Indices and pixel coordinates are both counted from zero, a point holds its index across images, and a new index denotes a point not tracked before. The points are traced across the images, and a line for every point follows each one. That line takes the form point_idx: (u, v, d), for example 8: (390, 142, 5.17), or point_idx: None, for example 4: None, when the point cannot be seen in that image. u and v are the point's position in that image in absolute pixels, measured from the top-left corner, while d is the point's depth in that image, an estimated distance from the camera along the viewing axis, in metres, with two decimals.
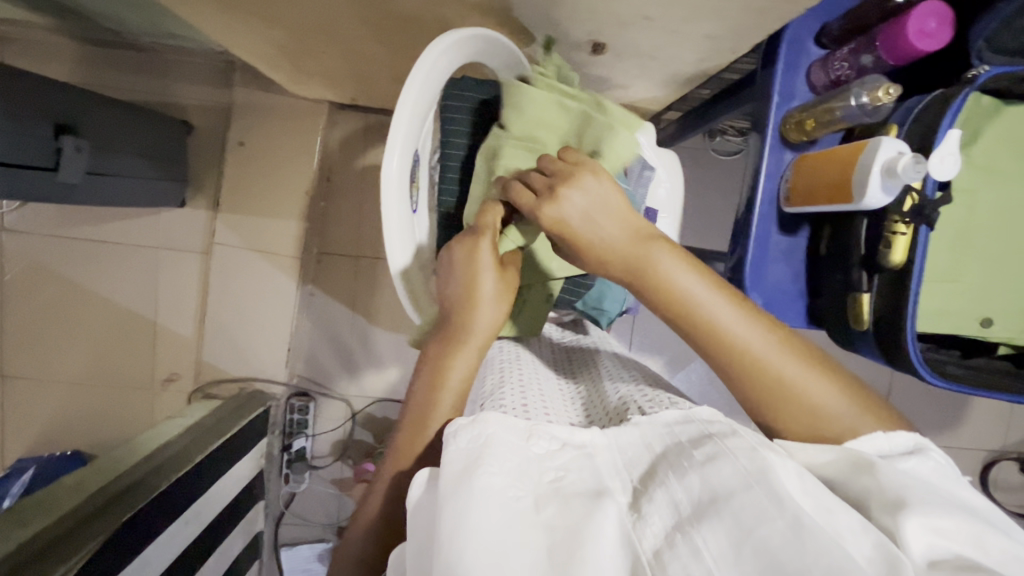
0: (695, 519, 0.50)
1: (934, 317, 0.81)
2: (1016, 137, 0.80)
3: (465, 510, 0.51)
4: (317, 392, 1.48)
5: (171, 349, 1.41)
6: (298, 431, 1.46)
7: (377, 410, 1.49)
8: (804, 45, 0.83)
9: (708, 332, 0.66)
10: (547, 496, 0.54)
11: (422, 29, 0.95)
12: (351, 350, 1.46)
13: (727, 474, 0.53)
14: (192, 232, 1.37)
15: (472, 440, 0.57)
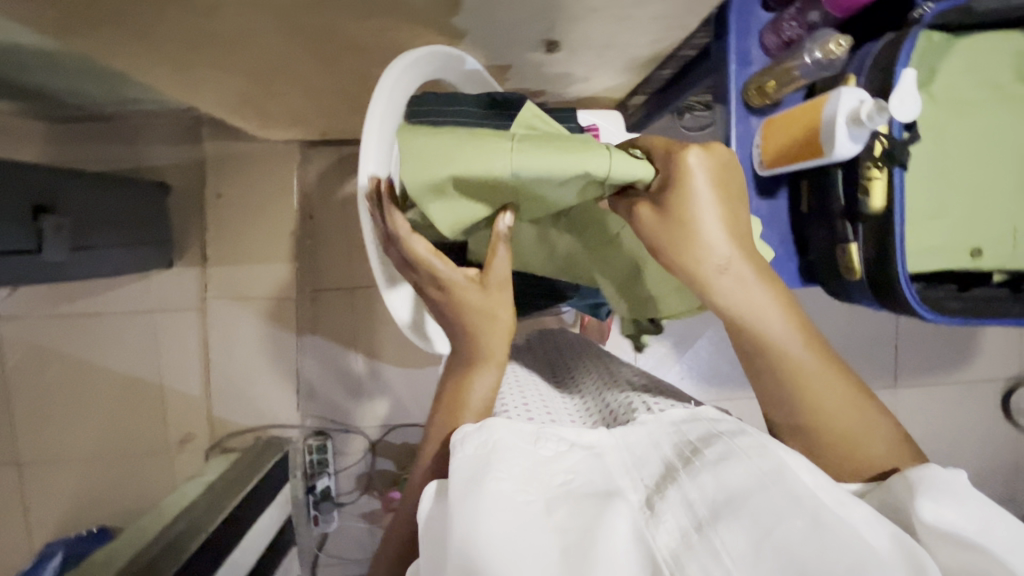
0: (724, 530, 0.41)
1: (922, 259, 0.67)
2: (982, 65, 0.67)
3: (484, 508, 0.44)
4: (333, 429, 1.46)
5: (181, 409, 1.45)
6: (319, 471, 1.43)
7: (395, 437, 1.46)
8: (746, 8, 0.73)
9: (788, 373, 0.53)
10: (558, 499, 0.46)
11: (375, 57, 0.86)
12: (359, 382, 1.45)
13: (725, 481, 0.44)
14: (185, 292, 1.43)
15: (481, 445, 0.49)
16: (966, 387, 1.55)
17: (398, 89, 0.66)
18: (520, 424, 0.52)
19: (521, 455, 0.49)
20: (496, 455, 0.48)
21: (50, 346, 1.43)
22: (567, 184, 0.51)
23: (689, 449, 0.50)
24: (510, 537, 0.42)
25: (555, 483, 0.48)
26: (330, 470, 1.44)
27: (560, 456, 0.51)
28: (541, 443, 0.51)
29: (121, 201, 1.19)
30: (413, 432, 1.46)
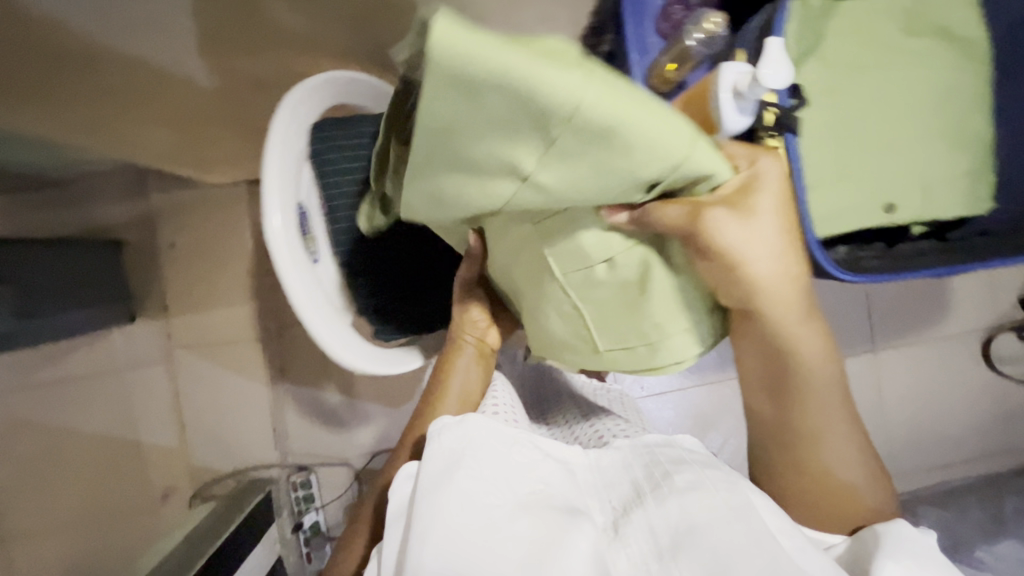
0: (658, 559, 0.53)
1: (835, 220, 0.70)
2: (862, 27, 0.72)
3: (454, 501, 0.56)
4: (316, 464, 1.45)
5: (160, 463, 1.44)
6: (306, 506, 1.43)
7: (380, 464, 1.46)
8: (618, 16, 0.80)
9: (813, 444, 0.69)
10: (529, 503, 0.58)
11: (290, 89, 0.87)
12: (336, 413, 1.45)
13: (672, 511, 0.55)
14: (152, 345, 1.43)
15: (459, 442, 0.61)
16: (945, 341, 1.55)
17: (297, 119, 0.69)
18: (498, 432, 0.63)
19: (498, 462, 0.60)
20: (475, 459, 0.59)
21: (23, 416, 1.42)
22: (598, 164, 0.41)
23: (656, 478, 0.60)
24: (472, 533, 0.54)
25: (527, 491, 0.59)
26: (317, 504, 1.43)
27: (531, 466, 0.62)
28: (516, 451, 0.62)
29: (73, 261, 1.19)
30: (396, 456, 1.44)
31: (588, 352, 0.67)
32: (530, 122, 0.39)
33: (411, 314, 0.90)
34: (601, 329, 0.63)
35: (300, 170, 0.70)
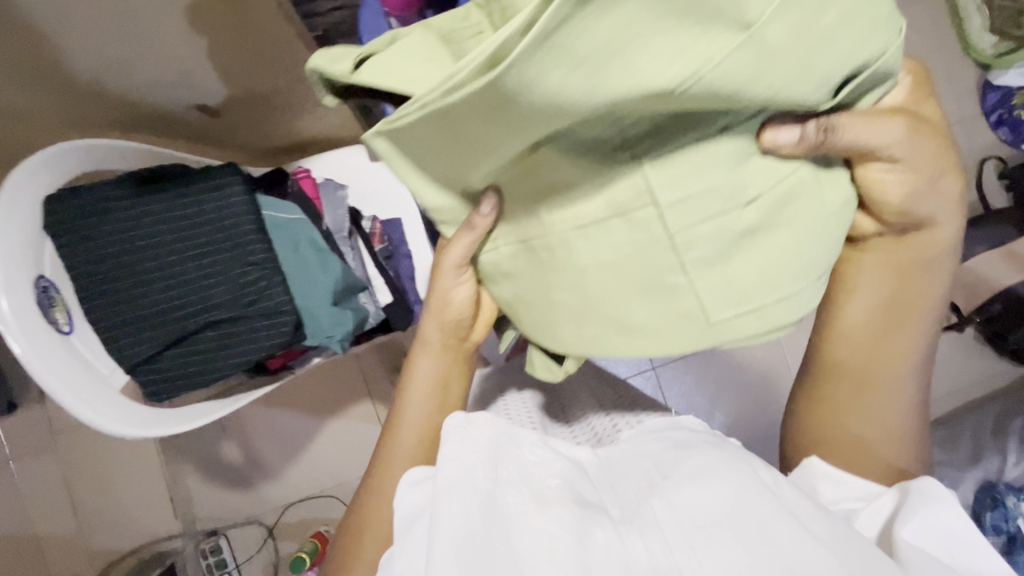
0: (679, 539, 0.43)
1: None
2: None
3: (455, 503, 0.48)
4: (227, 526, 1.24)
5: (56, 558, 1.16)
6: (219, 573, 1.21)
7: (306, 511, 1.25)
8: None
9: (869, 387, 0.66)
10: (552, 500, 0.48)
11: None
12: (244, 463, 1.25)
13: (684, 501, 0.46)
14: (17, 423, 1.17)
15: (464, 441, 0.54)
16: None
17: (32, 173, 0.61)
18: (507, 428, 0.56)
19: (509, 463, 0.52)
20: (483, 457, 0.52)
21: None
22: (762, 62, 0.39)
23: (666, 465, 0.52)
24: (472, 529, 0.46)
25: (541, 487, 0.50)
26: (231, 568, 1.21)
27: (544, 463, 0.53)
28: (527, 449, 0.55)
29: None
30: (328, 502, 1.25)
31: (630, 336, 0.54)
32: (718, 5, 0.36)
33: (198, 373, 0.66)
34: (652, 296, 0.52)
35: (19, 230, 0.59)
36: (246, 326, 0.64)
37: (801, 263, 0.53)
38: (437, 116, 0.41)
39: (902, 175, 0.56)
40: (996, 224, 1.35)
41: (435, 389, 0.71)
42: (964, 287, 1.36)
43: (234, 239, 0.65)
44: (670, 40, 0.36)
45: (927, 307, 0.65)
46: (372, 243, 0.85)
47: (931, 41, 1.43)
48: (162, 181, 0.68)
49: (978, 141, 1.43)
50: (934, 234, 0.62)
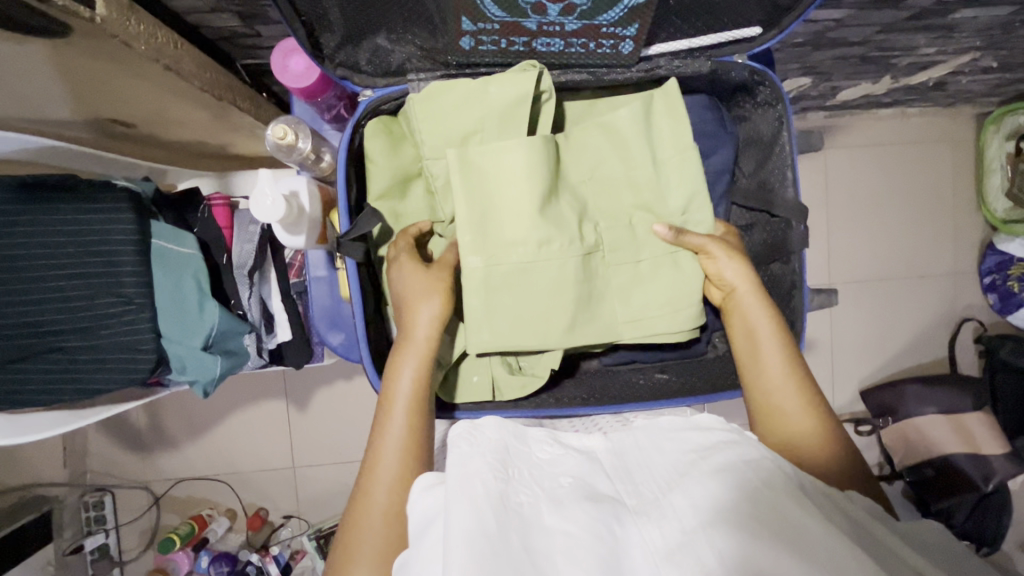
0: (707, 531, 0.41)
1: (567, 332, 0.68)
2: (667, 119, 0.69)
3: (472, 507, 0.43)
4: (116, 483, 1.27)
5: None
6: (95, 528, 1.24)
7: (193, 489, 1.27)
8: (314, 93, 0.70)
9: (801, 403, 0.63)
10: (569, 498, 0.45)
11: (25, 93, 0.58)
12: (140, 430, 1.26)
13: (703, 496, 0.44)
14: None
15: (472, 443, 0.49)
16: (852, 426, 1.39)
17: None
18: (515, 424, 0.53)
19: (522, 461, 0.49)
20: (496, 453, 0.49)
21: None
22: (677, 154, 0.70)
23: (685, 464, 0.48)
24: (492, 534, 0.41)
25: (556, 487, 0.47)
26: (109, 526, 1.24)
27: (555, 461, 0.50)
28: (536, 446, 0.52)
29: None
30: (215, 485, 1.27)
31: (546, 330, 0.68)
32: (629, 158, 0.71)
33: (44, 392, 0.68)
34: (564, 296, 0.68)
35: None
36: (127, 358, 0.69)
37: (659, 310, 0.70)
38: (486, 153, 0.65)
39: (739, 266, 0.67)
40: (955, 388, 1.25)
41: (420, 399, 0.63)
42: (902, 443, 1.27)
43: (118, 281, 0.68)
44: (599, 156, 0.71)
45: (757, 312, 0.66)
46: (287, 275, 0.81)
47: (943, 186, 1.34)
48: (44, 191, 0.66)
49: (964, 299, 1.36)
50: (749, 300, 0.67)
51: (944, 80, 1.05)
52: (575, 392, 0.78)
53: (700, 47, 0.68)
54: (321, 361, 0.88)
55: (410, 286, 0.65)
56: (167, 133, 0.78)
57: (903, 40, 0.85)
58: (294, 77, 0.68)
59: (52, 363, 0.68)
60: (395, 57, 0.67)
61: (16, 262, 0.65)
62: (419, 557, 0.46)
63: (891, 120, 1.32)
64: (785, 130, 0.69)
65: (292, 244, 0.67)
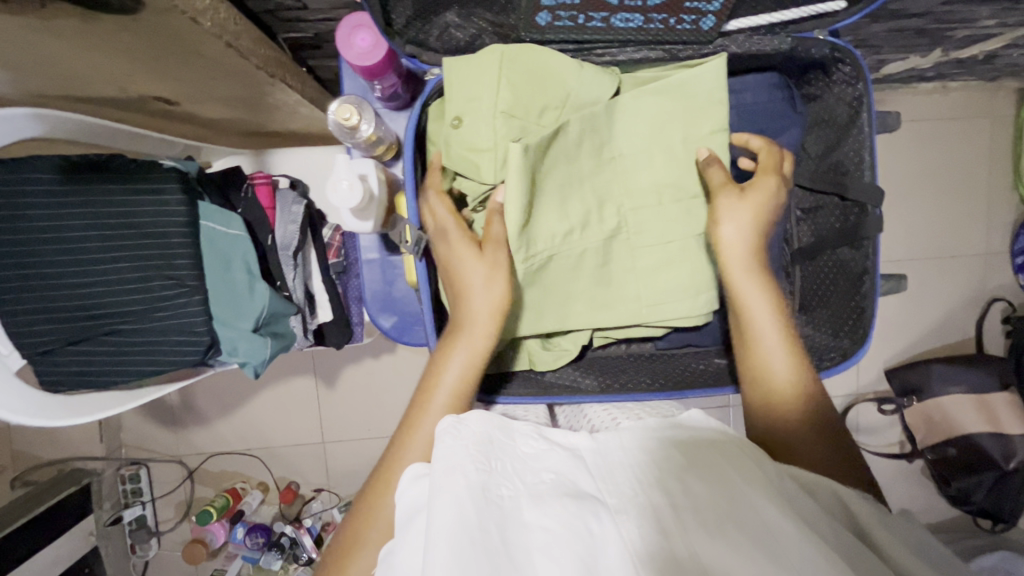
0: (682, 530, 0.42)
1: (586, 311, 0.70)
2: (700, 91, 0.65)
3: (453, 499, 0.43)
4: (150, 457, 1.29)
5: None
6: (133, 500, 1.27)
7: (226, 462, 1.30)
8: (375, 73, 0.68)
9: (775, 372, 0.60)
10: (545, 495, 0.45)
11: (79, 73, 0.57)
12: (173, 407, 1.28)
13: (683, 495, 0.45)
14: None
15: (457, 436, 0.49)
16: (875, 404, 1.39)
17: None
18: (502, 417, 0.52)
19: (505, 454, 0.49)
20: (480, 447, 0.48)
21: None
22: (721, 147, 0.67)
23: (665, 461, 0.48)
24: (470, 523, 0.41)
25: (537, 482, 0.47)
26: (145, 498, 1.27)
27: (539, 456, 0.50)
28: (521, 440, 0.51)
29: None
30: (247, 459, 1.29)
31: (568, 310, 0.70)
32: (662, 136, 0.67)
33: (102, 373, 0.68)
34: (581, 278, 0.69)
35: None
36: (179, 341, 0.68)
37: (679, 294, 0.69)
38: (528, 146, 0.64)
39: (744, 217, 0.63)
40: (984, 369, 1.24)
41: (468, 386, 0.60)
42: (925, 421, 1.28)
43: (168, 263, 0.68)
44: (636, 127, 0.67)
45: (755, 286, 0.62)
46: (326, 255, 0.82)
47: (981, 164, 1.31)
48: (91, 172, 0.66)
49: (995, 279, 1.34)
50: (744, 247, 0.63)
51: (995, 54, 1.02)
52: (641, 377, 0.77)
53: (782, 23, 0.66)
54: (361, 341, 0.90)
55: (465, 268, 0.62)
56: (203, 112, 0.75)
57: (964, 11, 0.82)
58: (358, 54, 0.65)
59: (108, 348, 0.68)
60: (463, 33, 0.66)
61: (71, 246, 0.65)
62: (401, 545, 0.45)
63: (931, 95, 1.29)
64: (865, 111, 0.67)
65: (360, 230, 0.65)
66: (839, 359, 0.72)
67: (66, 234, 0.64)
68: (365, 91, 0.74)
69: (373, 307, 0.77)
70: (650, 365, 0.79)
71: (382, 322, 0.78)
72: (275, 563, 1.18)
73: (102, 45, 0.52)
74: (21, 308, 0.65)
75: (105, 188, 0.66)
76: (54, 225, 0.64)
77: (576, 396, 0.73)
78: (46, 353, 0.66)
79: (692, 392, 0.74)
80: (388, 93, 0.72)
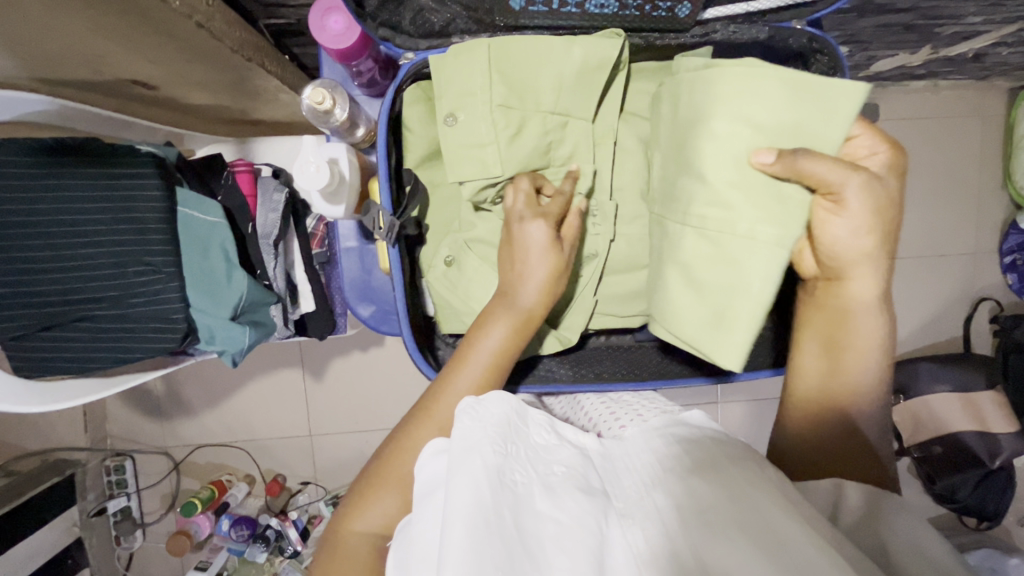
0: (682, 527, 0.42)
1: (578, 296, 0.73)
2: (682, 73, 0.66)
3: (470, 479, 0.43)
4: (137, 449, 1.29)
5: None
6: (118, 491, 1.27)
7: (213, 455, 1.29)
8: (350, 56, 0.69)
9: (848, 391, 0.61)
10: (560, 488, 0.46)
11: (53, 54, 0.57)
12: (159, 398, 1.27)
13: (685, 495, 0.45)
14: None
15: (477, 417, 0.49)
16: None
17: None
18: (520, 402, 0.52)
19: (522, 441, 0.49)
20: (499, 429, 0.48)
21: None
22: (790, 92, 0.55)
23: (670, 464, 0.49)
24: (485, 505, 0.42)
25: (549, 473, 0.48)
26: (131, 490, 1.27)
27: (551, 449, 0.51)
28: (535, 430, 0.52)
29: None
30: (234, 451, 1.29)
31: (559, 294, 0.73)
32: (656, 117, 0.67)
33: (74, 360, 0.68)
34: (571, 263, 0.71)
35: None
36: (155, 330, 0.68)
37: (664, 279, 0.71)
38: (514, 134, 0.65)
39: (863, 235, 0.55)
40: (969, 367, 1.25)
41: (504, 360, 0.60)
42: (913, 420, 1.27)
43: (144, 249, 0.67)
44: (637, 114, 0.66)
45: (867, 309, 0.59)
46: (309, 245, 0.82)
47: (971, 162, 1.31)
48: (68, 155, 0.65)
49: (983, 278, 1.34)
50: (860, 283, 0.58)
51: (985, 51, 1.02)
52: (620, 367, 0.78)
53: (757, 12, 0.67)
54: (344, 332, 0.90)
55: (525, 249, 0.61)
56: (184, 98, 0.75)
57: (952, 6, 0.82)
58: (332, 36, 0.66)
59: (81, 334, 0.68)
60: (438, 17, 0.66)
61: (45, 231, 0.64)
62: (418, 518, 0.46)
63: (923, 93, 1.29)
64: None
65: (332, 213, 0.65)
66: None
67: (40, 218, 0.64)
68: (343, 76, 0.74)
69: (353, 294, 0.77)
70: (630, 355, 0.79)
71: (364, 312, 0.77)
72: (260, 557, 1.18)
73: (75, 26, 0.51)
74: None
75: (76, 171, 0.65)
76: (26, 209, 0.63)
77: (552, 387, 0.75)
78: (20, 337, 0.67)
79: (666, 384, 0.75)
80: (366, 79, 0.73)
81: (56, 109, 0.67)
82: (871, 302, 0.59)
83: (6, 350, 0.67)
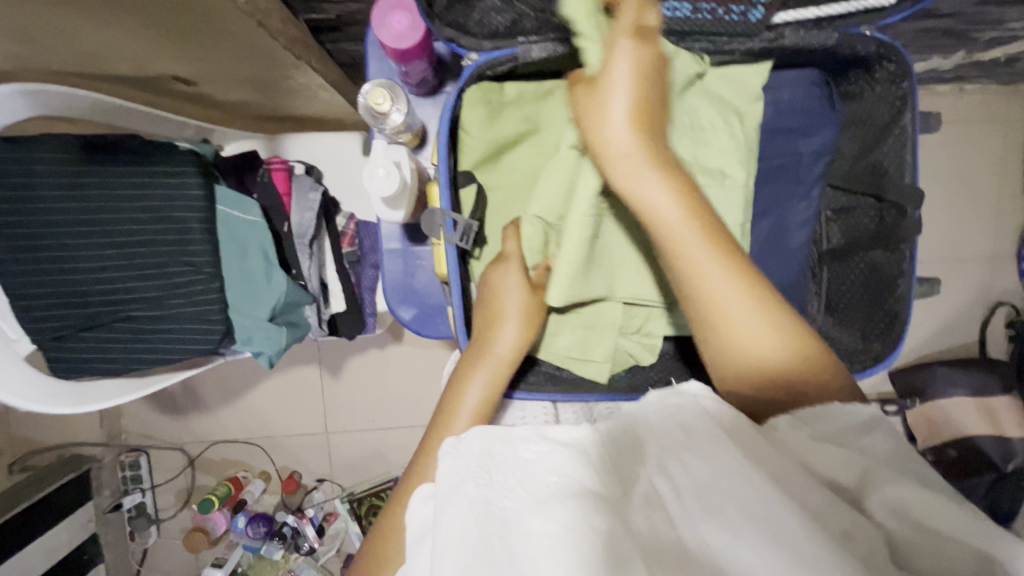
0: (686, 517, 0.38)
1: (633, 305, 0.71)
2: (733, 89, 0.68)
3: (453, 519, 0.42)
4: (151, 445, 1.28)
5: None
6: (132, 487, 1.26)
7: (228, 451, 1.28)
8: (407, 57, 0.67)
9: (710, 302, 0.51)
10: (544, 505, 0.41)
11: (94, 49, 0.55)
12: (175, 394, 1.27)
13: (682, 475, 0.40)
14: None
15: (456, 453, 0.46)
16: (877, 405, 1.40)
17: None
18: (499, 428, 0.47)
19: (506, 463, 0.45)
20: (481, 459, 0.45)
21: None
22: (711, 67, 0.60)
23: (665, 439, 0.43)
24: (474, 541, 0.40)
25: (541, 487, 0.43)
26: (145, 486, 1.26)
27: (542, 459, 0.44)
28: (522, 445, 0.46)
29: None
30: (249, 448, 1.28)
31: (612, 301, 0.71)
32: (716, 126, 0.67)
33: (118, 359, 0.67)
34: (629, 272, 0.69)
35: None
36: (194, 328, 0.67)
37: None
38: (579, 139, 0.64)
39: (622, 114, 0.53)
40: (986, 372, 1.25)
41: (487, 409, 0.62)
42: (927, 423, 1.28)
43: (184, 247, 0.66)
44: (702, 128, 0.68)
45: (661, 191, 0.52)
46: (339, 245, 0.81)
47: (992, 167, 1.31)
48: (103, 153, 0.64)
49: (1001, 283, 1.34)
50: (653, 179, 0.52)
51: (1017, 57, 1.01)
52: (660, 374, 0.77)
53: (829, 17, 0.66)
54: (373, 333, 0.89)
55: (497, 296, 0.64)
56: (217, 94, 0.74)
57: (995, 12, 0.82)
58: (393, 34, 0.64)
59: (123, 333, 0.67)
60: (502, 18, 0.65)
61: (88, 230, 0.64)
62: (418, 561, 0.45)
63: (948, 98, 1.29)
64: (908, 111, 0.66)
65: (390, 218, 0.64)
66: (870, 363, 0.71)
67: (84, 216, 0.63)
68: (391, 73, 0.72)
69: (395, 296, 0.76)
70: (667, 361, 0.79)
71: (403, 313, 0.77)
72: (276, 553, 1.18)
73: (123, 22, 0.50)
74: (37, 290, 0.64)
75: (118, 167, 0.64)
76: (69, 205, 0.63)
77: (590, 393, 0.74)
78: (58, 338, 0.65)
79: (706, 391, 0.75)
80: (415, 79, 0.71)
81: (92, 103, 0.66)
82: (672, 188, 0.52)
83: (45, 354, 0.65)
